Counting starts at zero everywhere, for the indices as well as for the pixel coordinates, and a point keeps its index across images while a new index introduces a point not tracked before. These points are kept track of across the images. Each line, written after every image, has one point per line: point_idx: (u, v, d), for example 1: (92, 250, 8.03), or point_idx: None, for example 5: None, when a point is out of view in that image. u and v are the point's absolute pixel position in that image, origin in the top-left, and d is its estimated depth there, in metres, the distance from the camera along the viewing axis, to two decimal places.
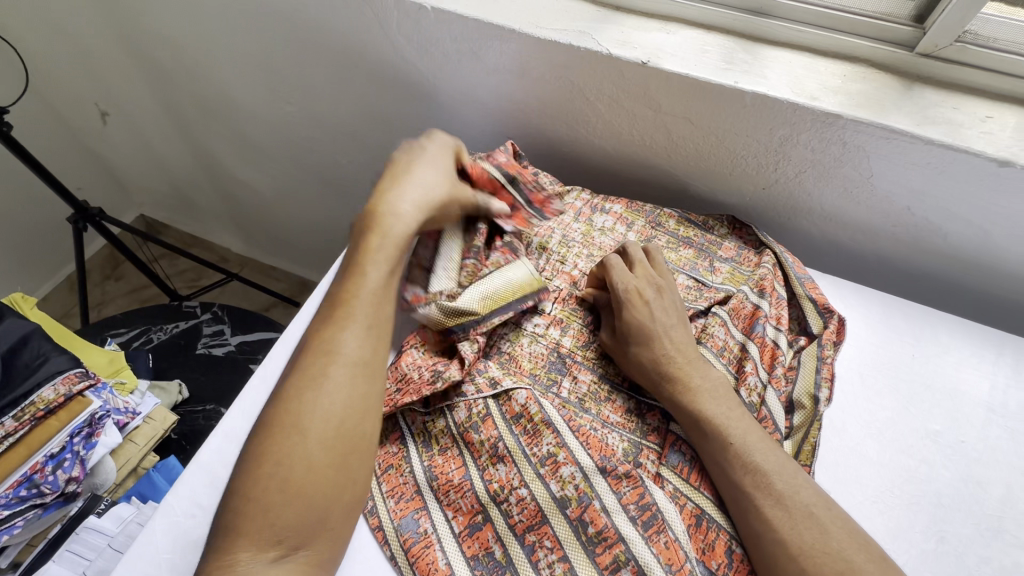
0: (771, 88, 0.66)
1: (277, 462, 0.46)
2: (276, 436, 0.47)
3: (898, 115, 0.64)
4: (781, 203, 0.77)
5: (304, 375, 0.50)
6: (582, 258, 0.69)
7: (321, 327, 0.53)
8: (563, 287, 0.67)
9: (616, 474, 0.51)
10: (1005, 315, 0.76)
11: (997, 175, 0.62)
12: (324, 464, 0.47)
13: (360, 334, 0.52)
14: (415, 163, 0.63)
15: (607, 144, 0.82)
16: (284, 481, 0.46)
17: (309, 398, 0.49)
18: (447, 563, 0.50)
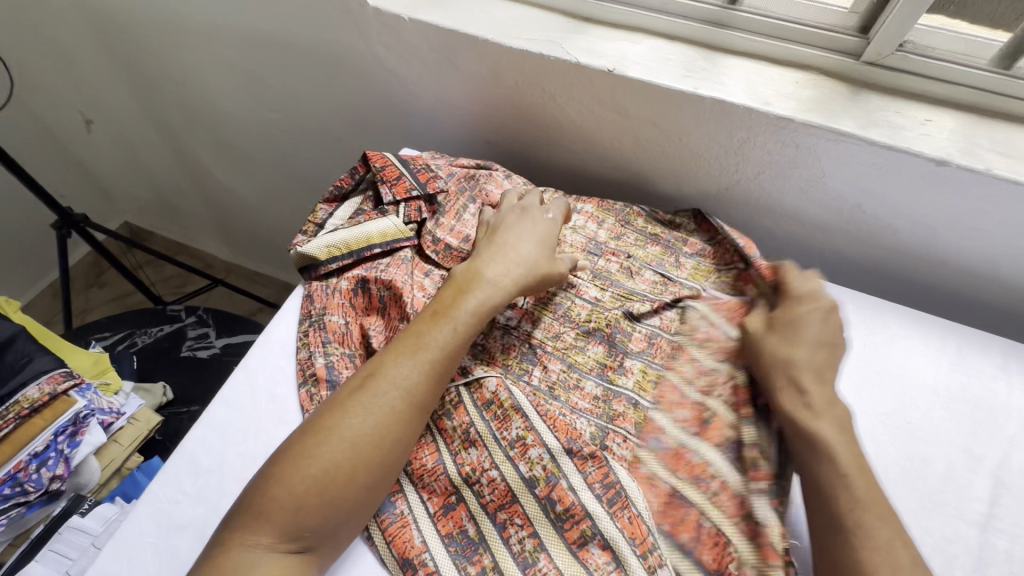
0: (729, 94, 0.70)
1: (321, 465, 0.48)
2: (326, 439, 0.49)
3: (845, 119, 0.68)
4: (743, 204, 0.82)
5: (370, 397, 0.52)
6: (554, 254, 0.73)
7: (396, 353, 0.55)
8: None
9: (581, 455, 0.55)
10: (955, 307, 0.81)
11: (935, 173, 0.66)
12: (360, 481, 0.49)
13: (429, 378, 0.54)
14: (521, 233, 0.66)
15: (579, 148, 0.86)
16: (320, 487, 0.48)
17: (372, 420, 0.51)
18: (422, 540, 0.52)
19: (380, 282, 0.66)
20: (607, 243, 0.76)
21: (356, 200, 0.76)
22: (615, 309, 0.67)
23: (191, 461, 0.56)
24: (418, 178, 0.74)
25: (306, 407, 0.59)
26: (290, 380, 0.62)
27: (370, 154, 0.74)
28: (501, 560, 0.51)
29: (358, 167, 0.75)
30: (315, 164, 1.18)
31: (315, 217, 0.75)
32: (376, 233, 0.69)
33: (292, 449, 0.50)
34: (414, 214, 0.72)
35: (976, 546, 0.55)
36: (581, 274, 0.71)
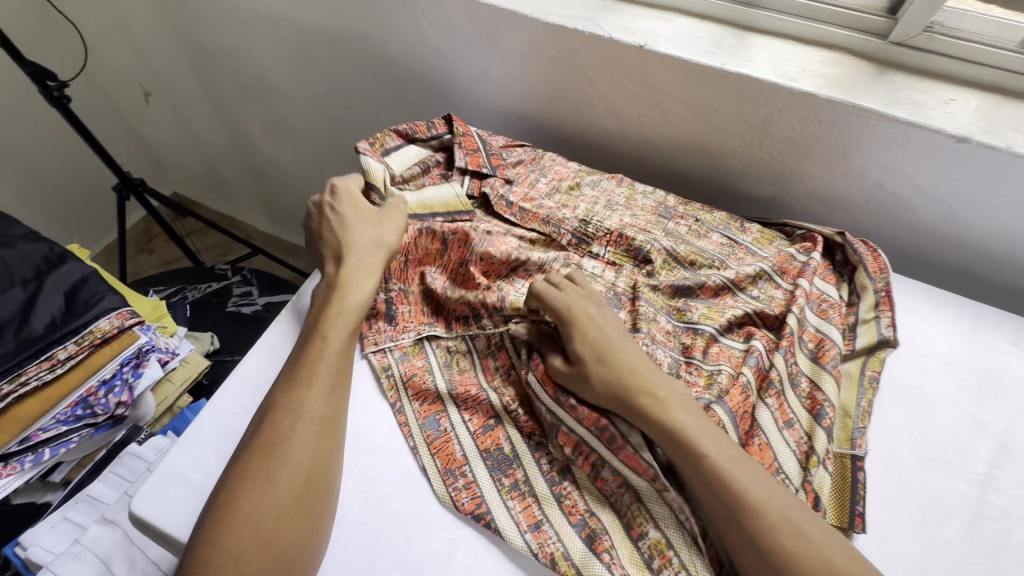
0: (755, 71, 0.74)
1: (245, 512, 0.47)
2: (245, 485, 0.49)
3: (869, 96, 0.71)
4: (767, 179, 0.84)
5: (268, 431, 0.52)
6: (626, 216, 0.75)
7: (287, 383, 0.55)
8: (613, 228, 0.73)
9: (572, 407, 0.55)
10: (973, 285, 0.82)
11: (955, 151, 0.68)
12: (293, 513, 0.48)
13: (323, 395, 0.55)
14: (348, 225, 0.65)
15: (607, 123, 0.90)
16: (252, 533, 0.47)
17: (280, 451, 0.50)
18: (463, 454, 0.58)
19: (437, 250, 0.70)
20: (676, 207, 0.78)
21: (425, 146, 0.79)
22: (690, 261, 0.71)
23: (248, 381, 0.63)
24: (492, 160, 0.78)
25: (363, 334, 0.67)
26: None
27: (456, 118, 0.78)
28: (532, 477, 0.57)
29: (439, 124, 0.79)
30: (356, 136, 1.25)
31: (382, 141, 0.76)
32: (439, 203, 0.73)
33: (214, 504, 0.49)
34: (476, 188, 0.76)
35: (974, 502, 0.57)
36: (655, 232, 0.74)
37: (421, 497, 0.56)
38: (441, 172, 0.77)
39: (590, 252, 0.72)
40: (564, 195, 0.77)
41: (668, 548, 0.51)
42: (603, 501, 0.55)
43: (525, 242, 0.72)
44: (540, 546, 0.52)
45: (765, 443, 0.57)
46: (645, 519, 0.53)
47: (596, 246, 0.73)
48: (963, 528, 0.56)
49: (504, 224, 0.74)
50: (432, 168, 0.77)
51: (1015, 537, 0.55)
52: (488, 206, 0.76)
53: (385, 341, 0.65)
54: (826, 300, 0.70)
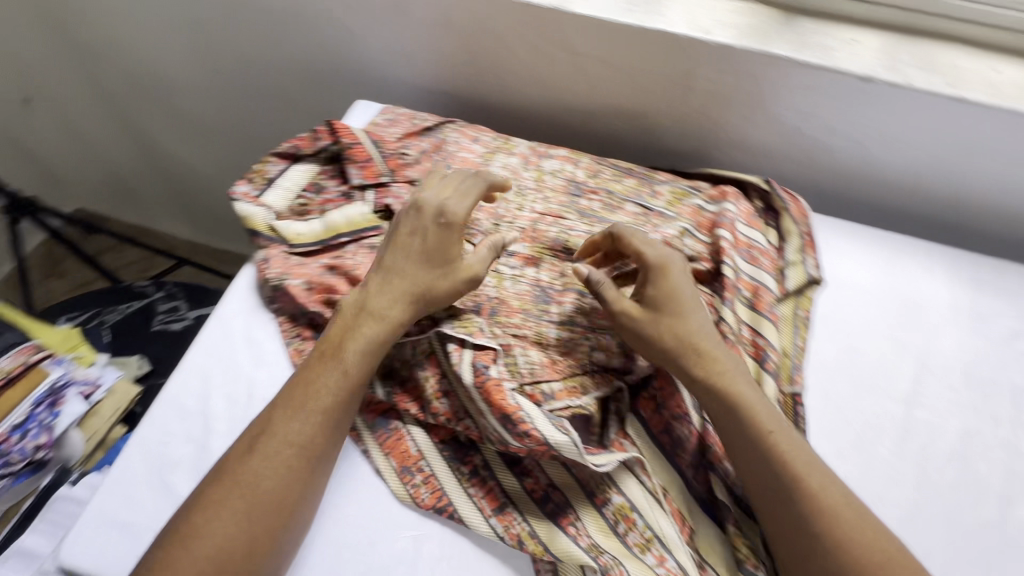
0: (670, 25, 0.73)
1: (211, 535, 0.46)
2: (219, 505, 0.48)
3: (780, 43, 0.72)
4: (694, 136, 0.85)
5: (263, 463, 0.49)
6: (539, 203, 0.74)
7: (283, 409, 0.52)
8: (525, 226, 0.72)
9: (518, 431, 0.53)
10: (888, 221, 0.87)
11: (862, 90, 0.71)
12: (258, 543, 0.47)
13: (328, 435, 0.52)
14: (412, 252, 0.59)
15: (532, 93, 0.87)
16: (217, 559, 0.46)
17: (273, 492, 0.49)
18: (418, 449, 0.57)
19: (345, 268, 0.65)
20: (586, 182, 0.78)
21: (314, 163, 0.75)
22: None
23: (174, 406, 0.58)
24: (388, 163, 0.75)
25: (294, 362, 0.60)
26: (274, 338, 0.62)
27: (339, 126, 0.74)
28: (491, 462, 0.56)
29: (324, 133, 0.75)
30: (272, 128, 1.17)
31: (264, 171, 0.72)
32: (343, 222, 0.69)
33: (180, 518, 0.48)
34: (380, 200, 0.71)
35: (902, 419, 0.62)
36: (569, 215, 0.73)
37: (379, 500, 0.55)
38: (337, 187, 0.74)
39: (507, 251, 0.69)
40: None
41: (633, 511, 0.52)
42: (573, 481, 0.54)
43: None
44: (505, 529, 0.52)
45: None
46: (609, 485, 0.53)
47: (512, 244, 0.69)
48: (894, 445, 0.60)
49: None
50: (326, 185, 0.74)
51: (939, 447, 0.61)
52: (395, 215, 0.71)
53: None
54: (755, 247, 0.71)
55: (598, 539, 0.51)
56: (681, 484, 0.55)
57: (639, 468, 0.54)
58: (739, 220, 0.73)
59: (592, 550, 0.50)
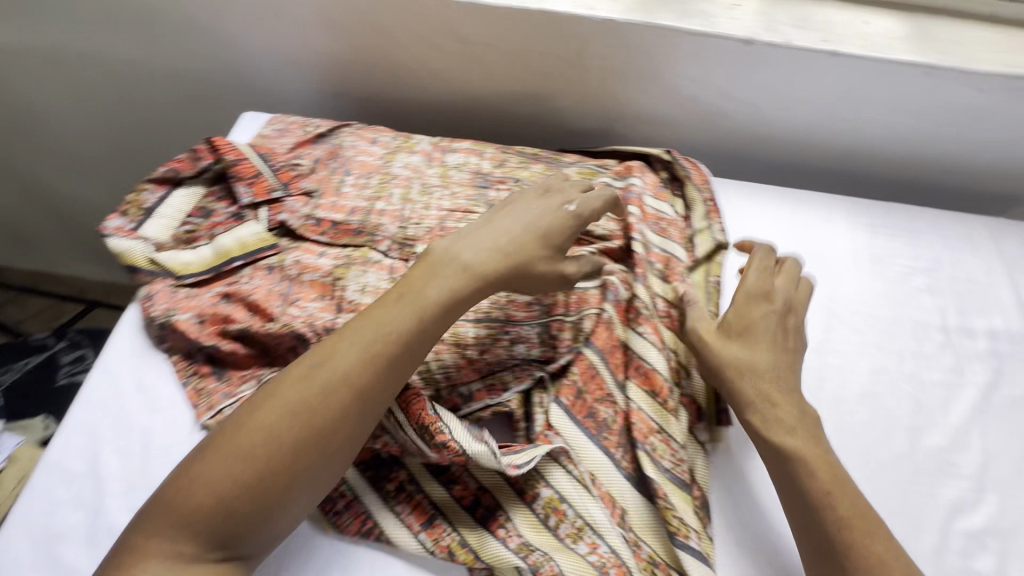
0: (554, 4, 0.72)
1: (241, 453, 0.44)
2: (256, 426, 0.45)
3: (663, 13, 0.73)
4: (598, 114, 0.85)
5: (310, 393, 0.47)
6: (446, 199, 0.72)
7: (346, 343, 0.49)
8: (433, 225, 0.69)
9: (436, 443, 0.51)
10: (792, 177, 0.90)
11: (746, 53, 0.72)
12: (282, 477, 0.45)
13: (382, 377, 0.48)
14: (525, 231, 0.57)
15: (430, 87, 0.85)
16: (244, 478, 0.44)
17: (310, 429, 0.46)
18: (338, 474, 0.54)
19: (240, 295, 0.61)
20: (492, 172, 0.76)
21: (198, 185, 0.70)
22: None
23: (61, 469, 0.54)
24: (280, 176, 0.70)
25: (194, 404, 0.56)
26: (168, 380, 0.58)
27: (220, 143, 0.69)
28: (417, 475, 0.54)
29: (204, 153, 0.70)
30: (166, 150, 1.09)
31: (139, 200, 0.67)
32: (235, 245, 0.65)
33: (223, 431, 0.46)
34: (275, 217, 0.68)
35: (814, 368, 0.64)
36: (477, 208, 0.72)
37: (301, 533, 0.52)
38: (226, 209, 0.69)
39: (415, 254, 0.67)
40: (374, 193, 0.72)
41: (562, 502, 0.52)
42: (502, 481, 0.53)
43: (342, 259, 0.66)
44: (435, 542, 0.50)
45: (649, 369, 0.59)
46: (537, 479, 0.53)
47: (420, 245, 0.67)
48: (809, 394, 0.62)
49: (312, 245, 0.67)
50: (213, 207, 0.69)
51: (851, 389, 0.63)
52: (293, 231, 0.67)
53: (220, 401, 0.56)
54: (663, 219, 0.71)
55: (529, 536, 0.50)
56: (609, 467, 0.55)
57: (565, 458, 0.54)
58: (646, 193, 0.73)
59: (522, 550, 0.50)
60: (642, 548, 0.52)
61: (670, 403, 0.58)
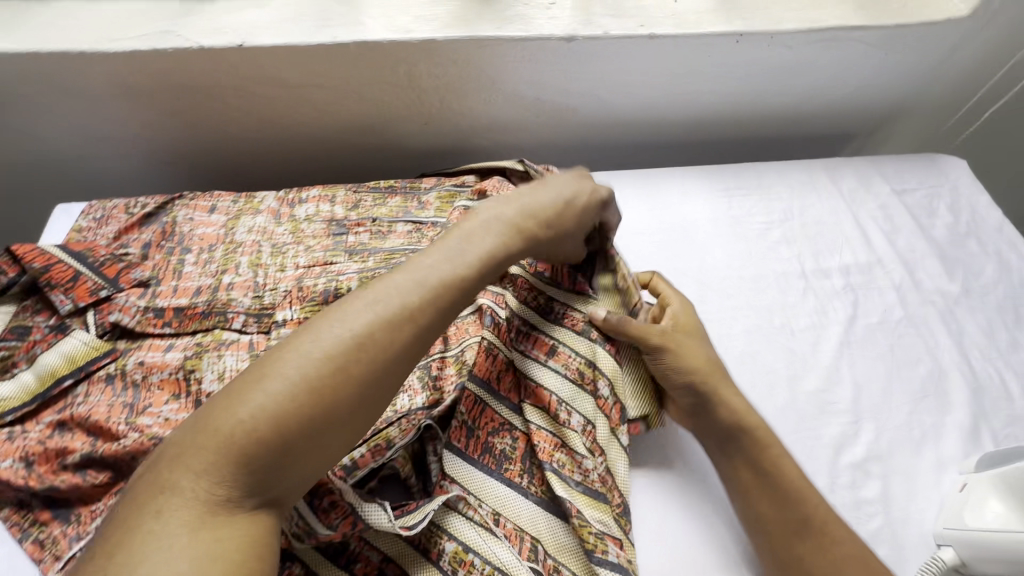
0: (368, 33, 0.69)
1: (286, 391, 0.38)
2: (307, 358, 0.40)
3: (482, 24, 0.71)
4: (450, 132, 0.83)
5: (377, 323, 0.42)
6: (301, 256, 0.68)
7: (410, 274, 0.46)
8: (290, 288, 0.65)
9: (323, 506, 0.48)
10: (650, 154, 0.93)
11: (571, 50, 0.73)
12: (319, 424, 0.39)
13: (445, 314, 0.46)
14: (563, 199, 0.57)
15: (271, 134, 0.80)
16: (284, 417, 0.38)
17: (372, 366, 0.41)
18: None
19: (77, 420, 0.54)
20: (347, 217, 0.73)
21: (11, 304, 0.62)
22: (381, 270, 0.65)
23: None
24: (104, 273, 0.63)
25: (40, 558, 0.50)
26: (3, 539, 0.51)
27: (21, 251, 0.61)
28: (313, 565, 0.50)
29: (7, 266, 0.61)
30: None
31: None
32: (63, 361, 0.57)
33: (265, 360, 0.40)
34: (105, 318, 0.60)
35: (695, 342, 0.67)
36: (337, 257, 0.68)
37: None
38: (48, 321, 0.61)
39: (276, 322, 0.62)
40: (219, 267, 0.66)
41: (468, 552, 0.50)
42: (406, 546, 0.50)
43: (192, 349, 0.60)
44: None
45: (536, 387, 0.58)
46: (440, 534, 0.51)
47: (280, 312, 0.63)
48: None
49: (157, 340, 0.60)
50: (32, 323, 0.61)
51: (731, 354, 0.66)
52: (131, 330, 0.60)
53: (70, 546, 0.49)
54: None
55: None
56: (513, 501, 0.54)
57: (463, 504, 0.53)
58: None
59: None
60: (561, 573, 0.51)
61: (564, 416, 0.57)
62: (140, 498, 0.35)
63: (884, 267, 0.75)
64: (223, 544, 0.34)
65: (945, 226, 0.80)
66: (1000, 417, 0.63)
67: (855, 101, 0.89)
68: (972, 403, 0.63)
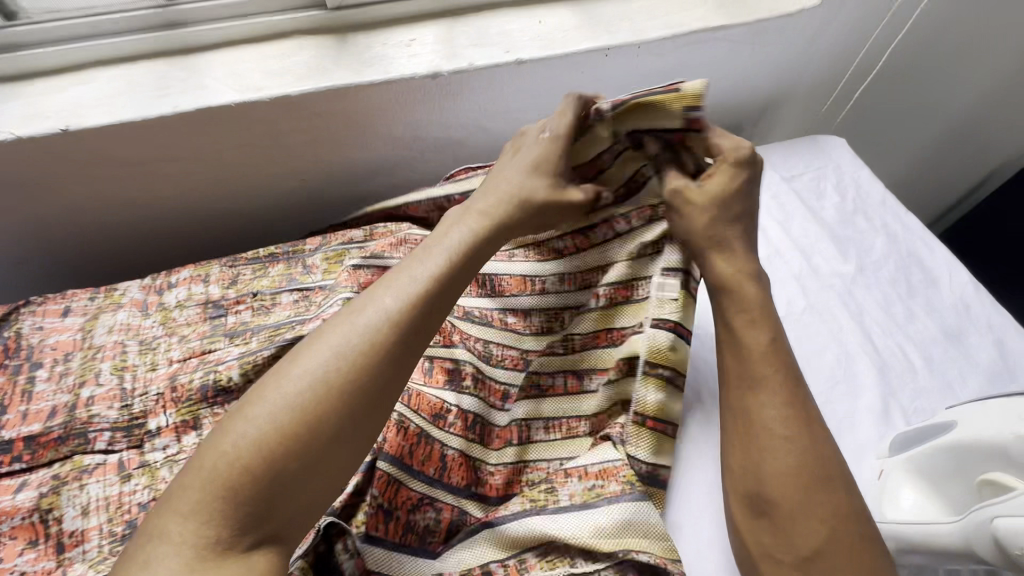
0: (212, 96, 0.64)
1: (269, 420, 0.39)
2: (289, 382, 0.41)
3: (338, 71, 0.67)
4: (333, 183, 0.79)
5: (344, 352, 0.42)
6: (175, 348, 0.62)
7: (383, 285, 0.47)
8: (163, 388, 0.58)
9: None
10: None
11: (438, 86, 0.70)
12: (305, 446, 0.39)
13: (418, 319, 0.45)
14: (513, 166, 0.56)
15: (130, 212, 0.73)
16: (268, 446, 0.39)
17: (344, 397, 0.41)
18: None
19: None
20: (225, 295, 0.67)
21: None
22: (264, 351, 0.59)
23: None
24: None
25: None
26: None
27: None
28: None
29: None
30: None
31: None
32: None
33: (252, 392, 0.42)
34: None
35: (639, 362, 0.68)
36: (216, 343, 0.63)
37: None
38: None
39: (150, 432, 0.56)
40: (76, 379, 0.59)
41: None
42: None
43: (48, 484, 0.52)
44: None
45: (479, 428, 0.58)
46: None
47: (154, 419, 0.57)
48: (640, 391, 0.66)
49: (5, 480, 0.53)
50: None
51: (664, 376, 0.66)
52: None
53: None
54: None
55: None
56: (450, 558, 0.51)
57: None
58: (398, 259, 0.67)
59: None
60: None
61: (529, 436, 0.59)
62: (137, 548, 0.38)
63: (784, 257, 0.75)
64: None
65: (834, 207, 0.81)
66: (908, 391, 0.64)
67: (735, 96, 0.91)
68: (881, 383, 0.64)
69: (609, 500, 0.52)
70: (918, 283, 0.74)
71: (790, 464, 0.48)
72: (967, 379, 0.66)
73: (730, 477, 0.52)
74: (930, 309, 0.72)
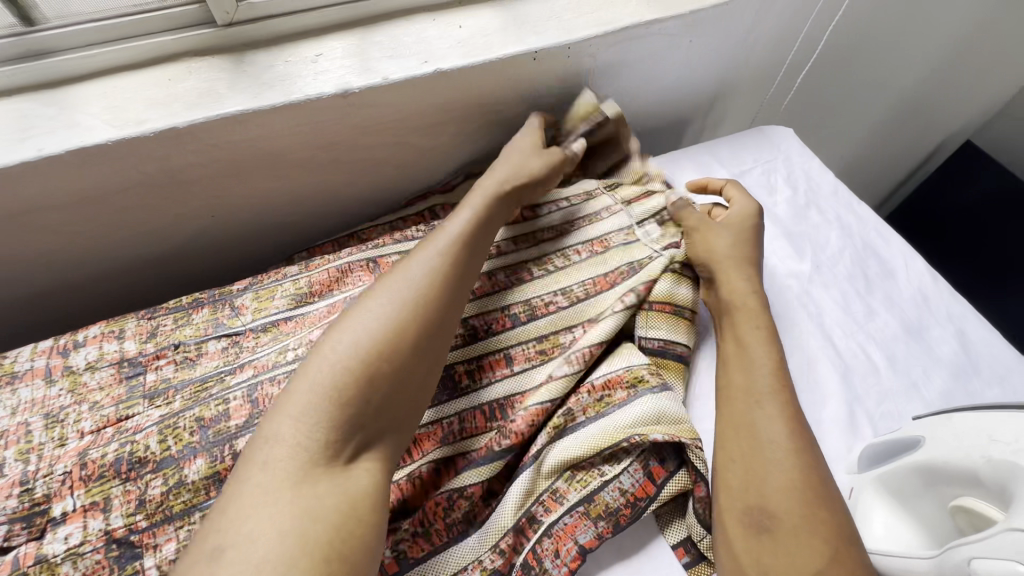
0: (84, 135, 0.56)
1: (362, 341, 0.44)
2: (374, 308, 0.47)
3: (235, 97, 0.59)
4: (250, 212, 0.72)
5: (416, 288, 0.48)
6: (86, 419, 0.54)
7: (436, 236, 0.54)
8: (68, 467, 0.50)
9: None
10: None
11: (352, 102, 0.63)
12: (396, 362, 0.44)
13: (469, 263, 0.53)
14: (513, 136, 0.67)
15: (21, 265, 0.65)
16: (366, 360, 0.43)
17: (424, 320, 0.47)
18: None
19: None
20: (142, 352, 0.60)
21: None
22: (189, 411, 0.54)
23: None
24: None
25: None
26: None
27: None
28: None
29: None
30: None
31: None
32: None
33: (337, 324, 0.46)
34: None
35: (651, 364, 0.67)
36: (132, 410, 0.55)
37: None
38: None
39: (53, 518, 0.48)
40: None
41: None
42: None
43: None
44: None
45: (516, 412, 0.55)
46: None
47: (58, 502, 0.49)
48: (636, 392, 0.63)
49: None
50: None
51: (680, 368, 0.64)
52: None
53: None
54: None
55: None
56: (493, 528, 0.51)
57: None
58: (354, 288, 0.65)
59: None
60: (586, 534, 0.50)
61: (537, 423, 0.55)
62: (250, 454, 0.40)
63: None
64: (325, 495, 0.38)
65: (786, 201, 0.78)
66: (873, 394, 0.61)
67: (680, 90, 0.87)
68: (844, 387, 0.61)
69: (617, 404, 0.55)
70: (875, 276, 0.71)
71: (796, 475, 0.46)
72: (931, 376, 0.63)
73: (723, 491, 0.49)
74: (889, 303, 0.69)
